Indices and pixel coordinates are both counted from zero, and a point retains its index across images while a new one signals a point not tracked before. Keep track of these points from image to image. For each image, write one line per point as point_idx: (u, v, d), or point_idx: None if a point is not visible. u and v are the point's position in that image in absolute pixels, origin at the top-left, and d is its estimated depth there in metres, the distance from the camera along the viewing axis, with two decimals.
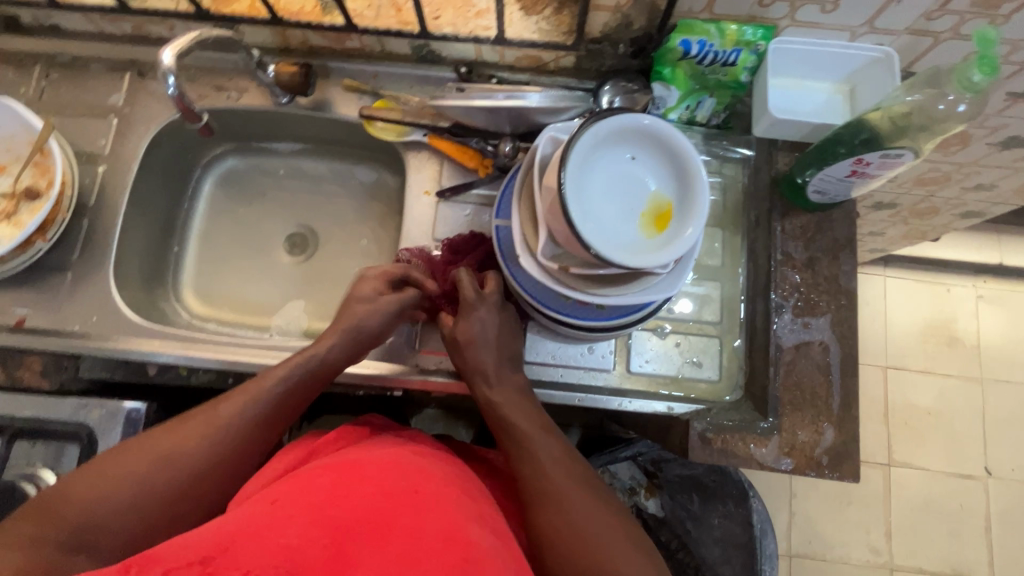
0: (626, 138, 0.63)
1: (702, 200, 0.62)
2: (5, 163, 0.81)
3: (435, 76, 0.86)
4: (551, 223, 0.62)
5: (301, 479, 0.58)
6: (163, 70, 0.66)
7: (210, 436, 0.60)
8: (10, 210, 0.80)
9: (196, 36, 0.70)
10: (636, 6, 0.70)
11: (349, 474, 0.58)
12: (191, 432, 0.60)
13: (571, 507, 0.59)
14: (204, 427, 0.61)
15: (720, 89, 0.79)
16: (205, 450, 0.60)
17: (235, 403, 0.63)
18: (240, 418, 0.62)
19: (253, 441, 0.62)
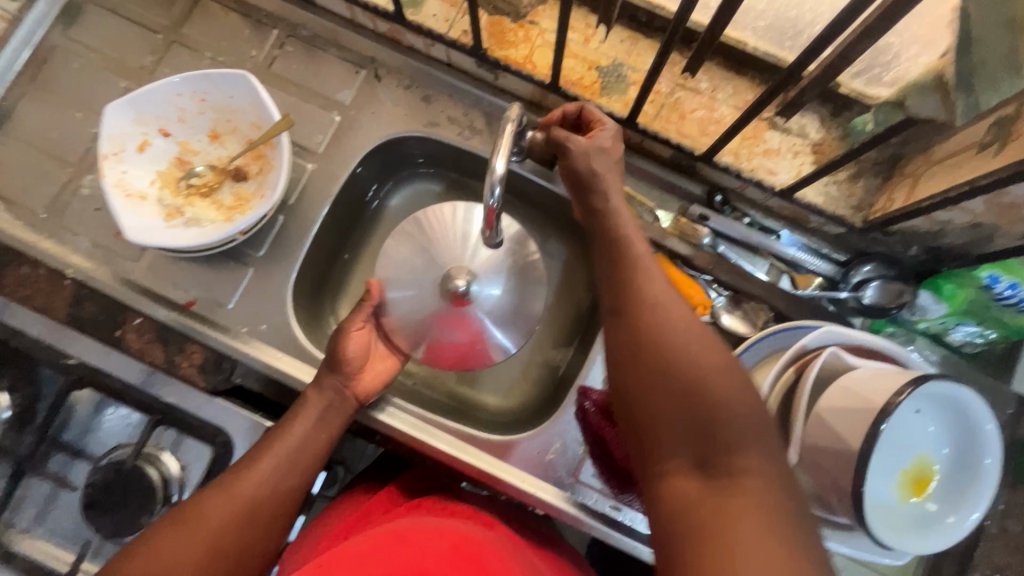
0: (934, 399, 0.53)
1: (975, 503, 0.54)
2: (221, 133, 0.77)
3: (682, 188, 0.78)
4: (811, 457, 0.55)
5: (345, 546, 0.58)
6: (490, 179, 0.51)
7: (280, 466, 0.61)
8: (213, 186, 0.77)
9: (515, 131, 0.54)
10: (966, 230, 0.61)
11: (392, 539, 0.59)
12: (244, 475, 0.60)
13: (757, 466, 0.46)
14: (250, 486, 0.59)
15: (995, 324, 0.69)
16: (256, 499, 0.59)
17: (272, 455, 0.62)
18: (297, 452, 0.63)
19: (288, 478, 0.62)
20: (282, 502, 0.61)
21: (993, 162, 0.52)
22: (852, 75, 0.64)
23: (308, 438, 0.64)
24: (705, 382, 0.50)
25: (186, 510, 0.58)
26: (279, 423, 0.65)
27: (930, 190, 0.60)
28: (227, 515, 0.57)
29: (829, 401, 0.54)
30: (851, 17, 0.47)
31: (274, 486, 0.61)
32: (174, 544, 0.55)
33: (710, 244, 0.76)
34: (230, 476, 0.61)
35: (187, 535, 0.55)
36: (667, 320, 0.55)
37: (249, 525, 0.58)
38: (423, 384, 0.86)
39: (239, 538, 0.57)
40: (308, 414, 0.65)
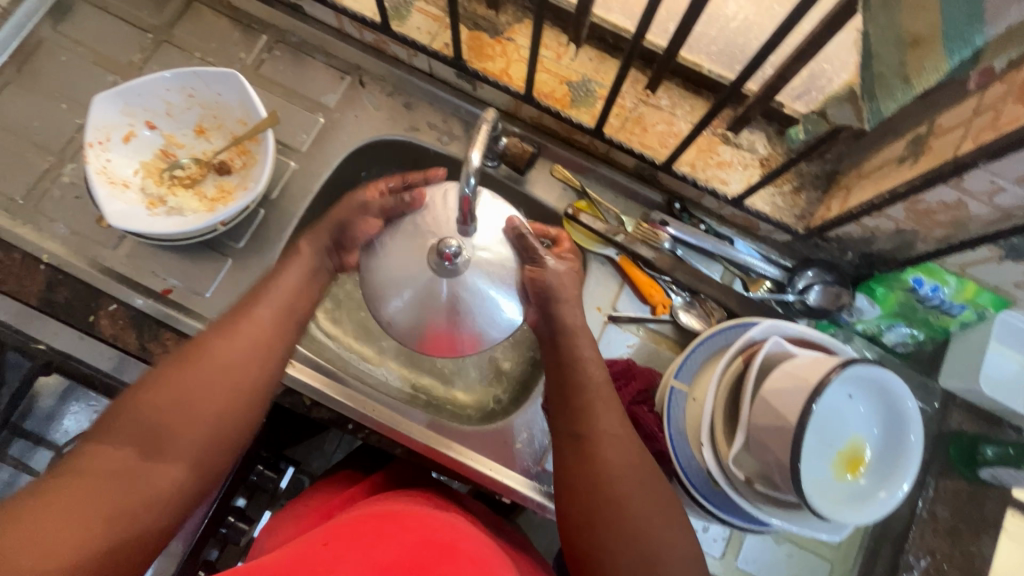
0: (863, 380, 0.59)
1: (902, 479, 0.59)
2: (207, 129, 0.81)
3: (644, 195, 0.84)
4: (754, 436, 0.60)
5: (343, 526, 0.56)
6: (467, 169, 0.55)
7: (270, 320, 0.63)
8: (196, 178, 0.80)
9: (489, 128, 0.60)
10: (893, 236, 0.68)
11: (389, 521, 0.57)
12: (245, 321, 0.62)
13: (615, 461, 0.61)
14: (246, 331, 0.62)
15: (922, 324, 0.77)
16: (254, 346, 0.61)
17: (267, 299, 0.64)
18: (288, 303, 0.65)
19: (278, 346, 0.63)
20: (280, 347, 0.64)
21: (909, 172, 0.59)
22: (792, 97, 0.71)
23: (296, 288, 0.66)
24: (620, 497, 0.60)
25: (188, 353, 0.60)
26: (269, 273, 0.67)
27: (859, 198, 0.67)
28: (228, 360, 0.60)
29: (771, 384, 0.59)
30: (782, 37, 0.54)
31: (271, 331, 0.63)
32: (186, 384, 0.58)
33: (670, 248, 0.81)
34: (226, 322, 0.63)
35: (195, 376, 0.58)
36: (610, 423, 0.63)
37: (247, 367, 0.61)
38: (396, 378, 0.88)
39: (244, 380, 0.60)
40: (293, 275, 0.66)
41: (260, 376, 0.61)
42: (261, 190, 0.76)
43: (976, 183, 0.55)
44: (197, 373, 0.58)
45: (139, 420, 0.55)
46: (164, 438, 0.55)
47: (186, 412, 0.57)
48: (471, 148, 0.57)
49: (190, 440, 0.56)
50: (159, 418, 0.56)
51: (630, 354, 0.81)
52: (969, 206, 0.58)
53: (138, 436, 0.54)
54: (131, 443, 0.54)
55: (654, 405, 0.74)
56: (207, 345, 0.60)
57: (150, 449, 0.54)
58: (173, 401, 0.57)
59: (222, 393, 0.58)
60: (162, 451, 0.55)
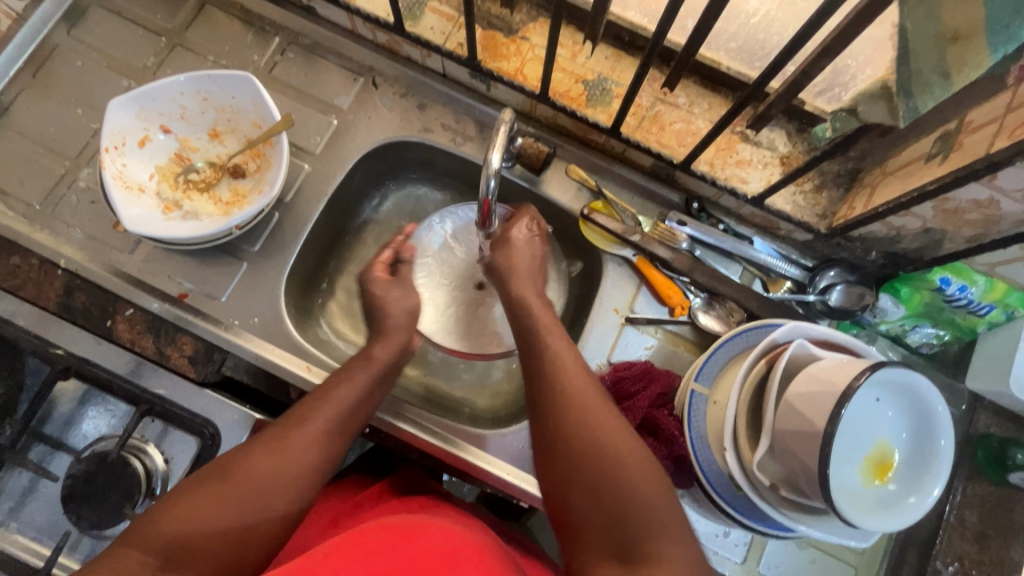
0: (890, 383, 0.57)
1: (931, 485, 0.58)
2: (221, 132, 0.80)
3: (661, 195, 0.82)
4: (779, 441, 0.59)
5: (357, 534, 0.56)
6: (486, 172, 0.60)
7: (326, 430, 0.61)
8: (210, 182, 0.80)
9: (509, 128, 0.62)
10: (919, 236, 0.67)
11: (394, 531, 0.56)
12: (302, 434, 0.60)
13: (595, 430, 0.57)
14: (302, 448, 0.59)
15: (948, 324, 0.76)
16: (302, 458, 0.58)
17: (323, 414, 0.62)
18: (348, 415, 0.64)
19: (325, 459, 0.60)
20: (329, 465, 0.61)
21: (938, 170, 0.58)
22: (814, 94, 0.70)
23: (357, 404, 0.65)
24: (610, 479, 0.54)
25: (238, 469, 0.56)
26: (329, 383, 0.66)
27: (885, 196, 0.65)
28: (270, 476, 0.56)
29: (797, 388, 0.58)
30: (808, 35, 0.53)
31: (321, 451, 0.60)
32: (225, 495, 0.54)
33: (687, 248, 0.80)
34: (278, 432, 0.60)
35: (243, 493, 0.54)
36: (601, 413, 0.59)
37: (293, 484, 0.57)
38: (411, 381, 0.88)
39: (287, 496, 0.56)
40: (354, 383, 0.66)
41: (300, 493, 0.57)
42: (276, 194, 0.76)
43: (1011, 182, 0.53)
44: (242, 492, 0.54)
45: (168, 535, 0.49)
46: (191, 557, 0.49)
47: (222, 528, 0.52)
48: (492, 149, 0.60)
49: (213, 553, 0.50)
50: (186, 530, 0.50)
51: (648, 356, 0.80)
52: (1001, 204, 0.56)
53: (164, 551, 0.48)
54: (152, 556, 0.48)
55: (673, 408, 0.73)
56: (258, 454, 0.57)
57: (170, 564, 0.48)
58: (208, 516, 0.52)
59: (258, 508, 0.54)
60: (182, 573, 0.48)
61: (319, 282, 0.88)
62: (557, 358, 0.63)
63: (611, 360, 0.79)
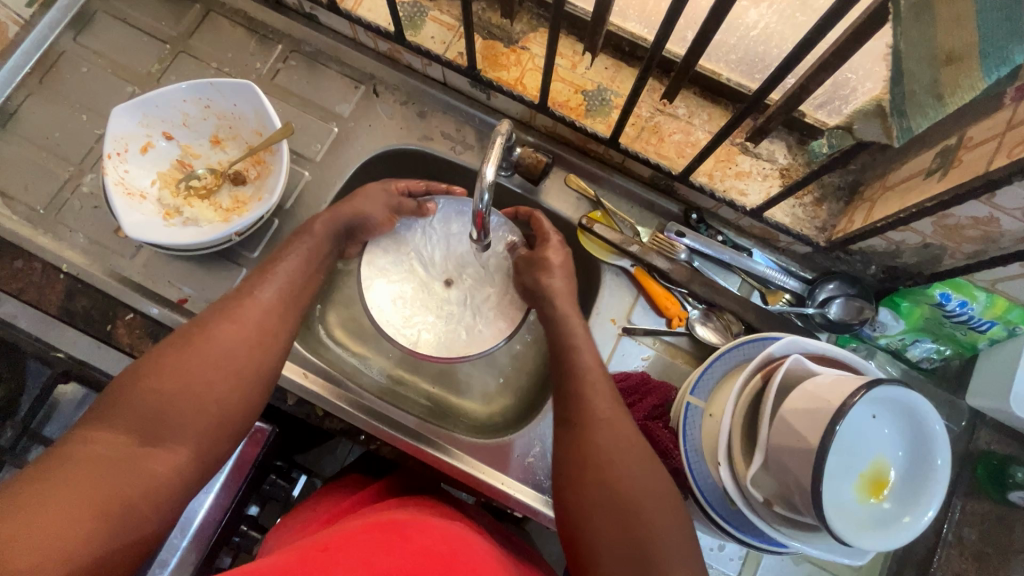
0: (886, 399, 0.57)
1: (925, 503, 0.58)
2: (223, 139, 0.81)
3: (660, 206, 0.82)
4: (774, 456, 0.58)
5: (346, 535, 0.56)
6: (480, 185, 0.60)
7: (274, 302, 0.65)
8: (211, 188, 0.80)
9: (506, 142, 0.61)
10: (918, 251, 0.66)
11: (392, 529, 0.57)
12: (247, 308, 0.63)
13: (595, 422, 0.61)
14: (250, 315, 0.63)
15: (948, 339, 0.75)
16: (251, 325, 0.62)
17: (270, 285, 0.65)
18: (291, 288, 0.67)
19: (277, 329, 0.64)
20: (279, 336, 0.64)
21: (937, 187, 0.57)
22: (815, 106, 0.70)
23: (301, 272, 0.68)
24: (616, 480, 0.57)
25: (193, 341, 0.59)
26: (272, 257, 0.69)
27: (883, 212, 0.65)
28: (224, 347, 0.60)
29: (792, 404, 0.57)
30: (805, 49, 0.53)
31: (272, 320, 0.64)
32: (185, 368, 0.57)
33: (686, 259, 0.80)
34: (224, 306, 0.63)
35: (203, 369, 0.58)
36: (603, 407, 0.62)
37: (247, 359, 0.61)
38: (408, 388, 0.88)
39: (243, 368, 0.60)
40: (295, 255, 0.69)
41: (254, 359, 0.61)
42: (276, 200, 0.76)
43: (1010, 200, 0.53)
44: (200, 365, 0.58)
45: (139, 411, 0.54)
46: (163, 430, 0.54)
47: (192, 402, 0.56)
48: (486, 162, 0.59)
49: (186, 419, 0.56)
50: (159, 403, 0.55)
51: (645, 367, 0.79)
52: (1000, 221, 0.56)
53: (137, 425, 0.54)
54: (129, 431, 0.53)
55: (668, 420, 0.73)
56: (210, 328, 0.60)
57: (149, 437, 0.54)
58: (176, 387, 0.56)
59: (219, 375, 0.58)
60: (163, 443, 0.54)
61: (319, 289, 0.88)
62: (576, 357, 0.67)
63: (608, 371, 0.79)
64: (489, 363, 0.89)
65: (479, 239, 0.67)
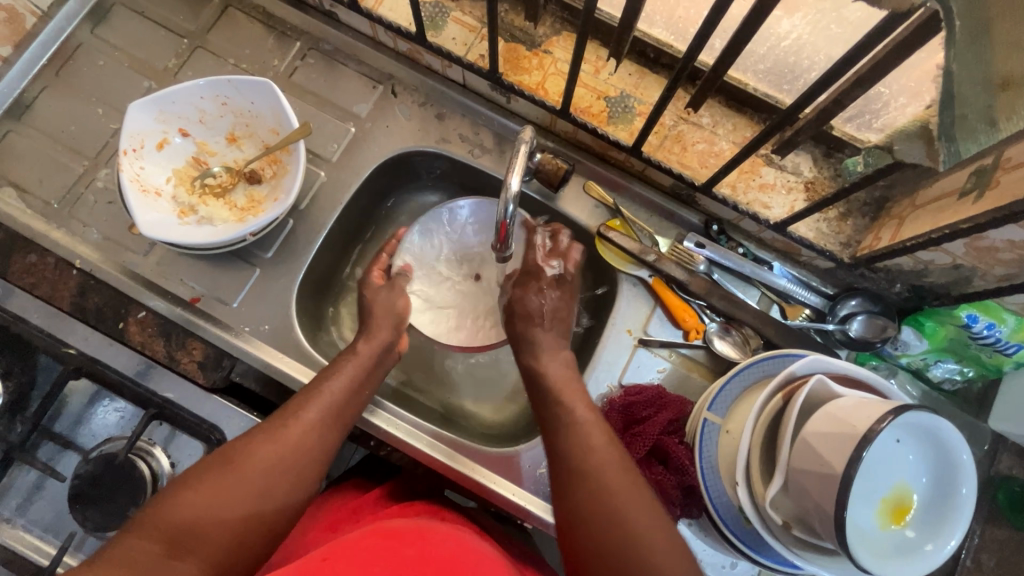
0: (911, 424, 0.55)
1: (948, 530, 0.57)
2: (239, 136, 0.80)
3: (680, 216, 0.81)
4: (794, 478, 0.57)
5: (348, 542, 0.55)
6: (505, 197, 0.60)
7: (321, 417, 0.63)
8: (226, 186, 0.79)
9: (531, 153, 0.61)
10: (946, 271, 0.65)
11: (393, 537, 0.56)
12: (300, 425, 0.61)
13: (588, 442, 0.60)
14: (298, 433, 0.60)
15: (971, 361, 0.73)
16: (300, 445, 0.60)
17: (319, 402, 0.63)
18: (339, 406, 0.65)
19: (320, 447, 0.61)
20: (325, 453, 0.62)
21: (972, 209, 0.55)
22: (844, 120, 0.68)
23: (349, 392, 0.66)
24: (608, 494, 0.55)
25: (241, 454, 0.57)
26: (322, 375, 0.67)
27: (912, 230, 0.64)
28: (269, 463, 0.57)
29: (815, 426, 0.56)
30: (845, 65, 0.51)
31: (319, 437, 0.61)
32: (230, 484, 0.55)
33: (704, 271, 0.79)
34: (277, 420, 0.61)
35: (244, 482, 0.55)
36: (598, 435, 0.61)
37: (289, 471, 0.58)
38: (417, 392, 0.87)
39: (286, 484, 0.57)
40: (344, 374, 0.67)
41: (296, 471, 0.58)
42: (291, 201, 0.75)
43: None
44: (245, 479, 0.55)
45: (174, 519, 0.51)
46: (194, 543, 0.50)
47: (225, 511, 0.53)
48: (510, 172, 0.60)
49: (221, 536, 0.52)
50: (194, 517, 0.51)
51: (660, 380, 0.78)
52: None
53: (168, 534, 0.50)
54: (161, 538, 0.50)
55: (684, 435, 0.71)
56: (258, 441, 0.58)
57: (178, 549, 0.49)
58: (215, 498, 0.53)
59: (259, 493, 0.55)
60: (189, 553, 0.50)
61: (332, 290, 0.88)
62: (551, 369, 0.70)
63: (622, 382, 0.78)
64: (501, 369, 0.89)
65: (502, 247, 0.67)
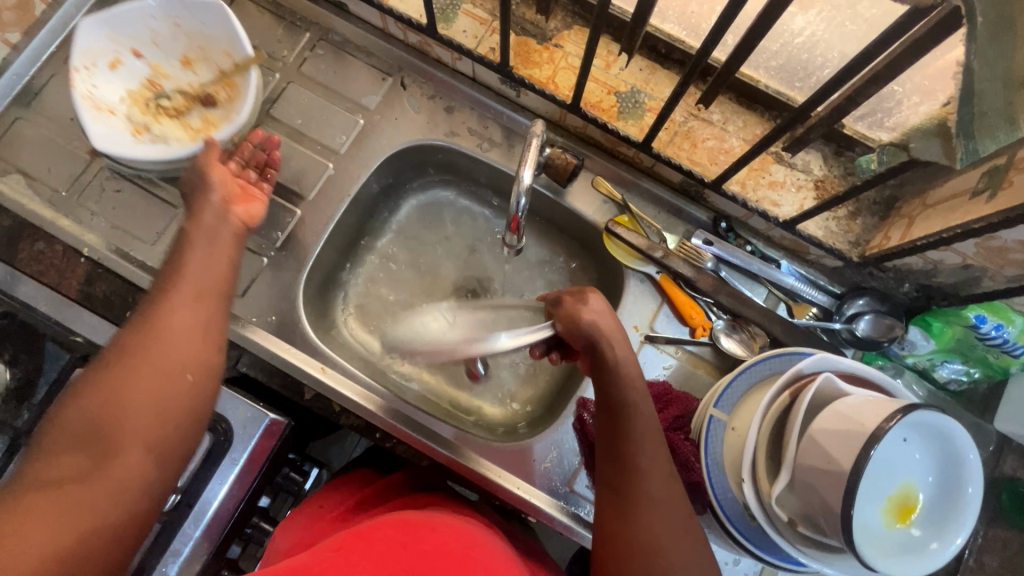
0: (919, 423, 0.55)
1: (953, 529, 0.57)
2: (191, 59, 0.81)
3: (688, 213, 0.81)
4: (800, 476, 0.57)
5: (363, 530, 0.57)
6: (517, 188, 0.60)
7: (195, 313, 0.57)
8: (183, 109, 0.81)
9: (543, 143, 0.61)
10: (956, 272, 0.65)
11: (409, 528, 0.58)
12: (173, 313, 0.56)
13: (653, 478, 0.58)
14: (174, 331, 0.55)
15: (978, 361, 0.73)
16: (172, 339, 0.54)
17: (182, 298, 0.57)
18: (208, 295, 0.59)
19: (206, 341, 0.56)
20: (213, 342, 0.57)
21: (986, 208, 0.55)
22: (856, 119, 0.68)
23: (208, 277, 0.60)
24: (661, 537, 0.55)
25: (112, 369, 0.52)
26: (174, 268, 0.60)
27: (923, 230, 0.63)
28: (155, 369, 0.52)
29: (822, 424, 0.56)
30: (862, 62, 0.51)
31: (197, 330, 0.56)
32: (113, 401, 0.50)
33: (712, 268, 0.79)
34: (140, 324, 0.55)
35: (123, 411, 0.50)
36: (656, 465, 0.59)
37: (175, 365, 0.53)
38: (421, 386, 0.87)
39: (180, 371, 0.53)
40: (196, 263, 0.60)
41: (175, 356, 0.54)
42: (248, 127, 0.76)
43: None
44: (127, 387, 0.51)
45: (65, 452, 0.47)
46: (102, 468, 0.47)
47: (134, 415, 0.50)
48: (522, 165, 0.60)
49: (128, 451, 0.48)
50: (86, 441, 0.48)
51: (666, 376, 0.78)
52: None
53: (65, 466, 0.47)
54: (58, 477, 0.46)
55: (690, 432, 0.71)
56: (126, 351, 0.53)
57: (80, 477, 0.47)
58: (105, 412, 0.50)
59: (159, 400, 0.51)
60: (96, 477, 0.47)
61: (338, 282, 0.88)
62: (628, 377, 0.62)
63: None
64: (506, 363, 0.89)
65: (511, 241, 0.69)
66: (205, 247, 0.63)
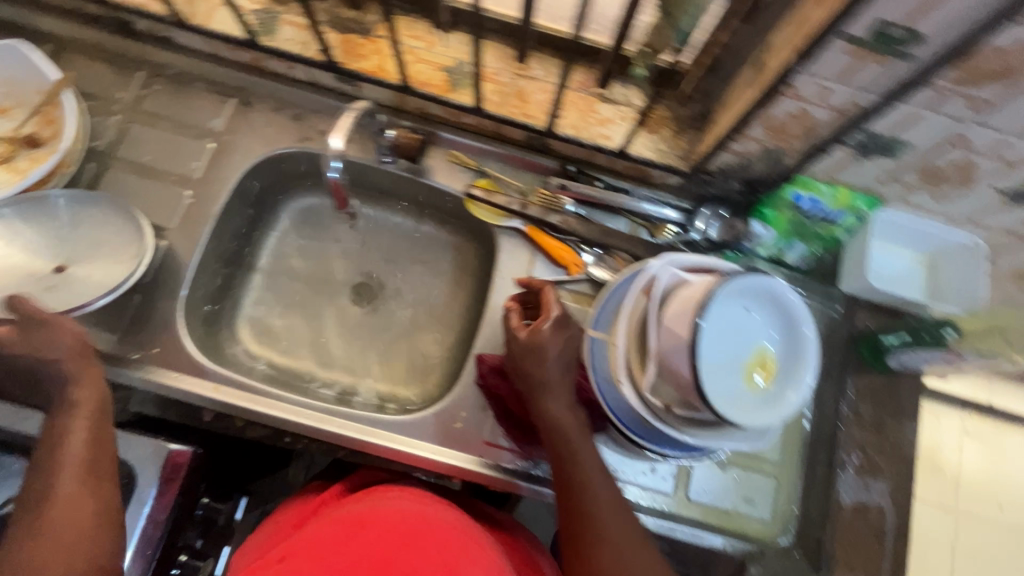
0: (750, 292, 0.62)
1: (805, 377, 0.63)
2: (8, 107, 0.80)
3: (540, 164, 0.86)
4: (664, 363, 0.63)
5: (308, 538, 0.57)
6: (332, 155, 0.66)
7: (77, 477, 0.57)
8: (7, 156, 0.79)
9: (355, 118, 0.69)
10: (762, 157, 0.73)
11: (361, 527, 0.56)
12: (62, 475, 0.57)
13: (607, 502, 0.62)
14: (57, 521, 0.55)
15: (814, 238, 0.81)
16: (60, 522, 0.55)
17: (65, 472, 0.57)
18: (91, 458, 0.59)
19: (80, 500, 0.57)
20: (110, 489, 0.59)
21: (754, 88, 0.63)
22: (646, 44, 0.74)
23: (91, 445, 0.60)
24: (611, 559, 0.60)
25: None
26: (49, 445, 0.59)
27: (724, 125, 0.71)
28: (56, 550, 0.54)
29: (671, 311, 0.62)
30: None
31: (83, 506, 0.57)
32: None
33: (573, 210, 0.85)
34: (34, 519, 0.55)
35: None
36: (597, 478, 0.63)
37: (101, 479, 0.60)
38: (330, 388, 0.88)
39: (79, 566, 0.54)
40: (76, 434, 0.59)
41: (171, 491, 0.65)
42: (71, 151, 0.77)
43: (809, 89, 0.59)
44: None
45: None
46: None
47: None
48: (334, 134, 0.66)
49: None
50: None
51: None
52: (813, 113, 0.62)
53: None
54: None
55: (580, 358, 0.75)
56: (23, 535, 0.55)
57: None
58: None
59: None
60: None
61: (224, 307, 0.88)
62: (556, 415, 0.65)
63: None
64: (410, 346, 0.91)
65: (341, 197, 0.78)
66: (97, 419, 0.62)
